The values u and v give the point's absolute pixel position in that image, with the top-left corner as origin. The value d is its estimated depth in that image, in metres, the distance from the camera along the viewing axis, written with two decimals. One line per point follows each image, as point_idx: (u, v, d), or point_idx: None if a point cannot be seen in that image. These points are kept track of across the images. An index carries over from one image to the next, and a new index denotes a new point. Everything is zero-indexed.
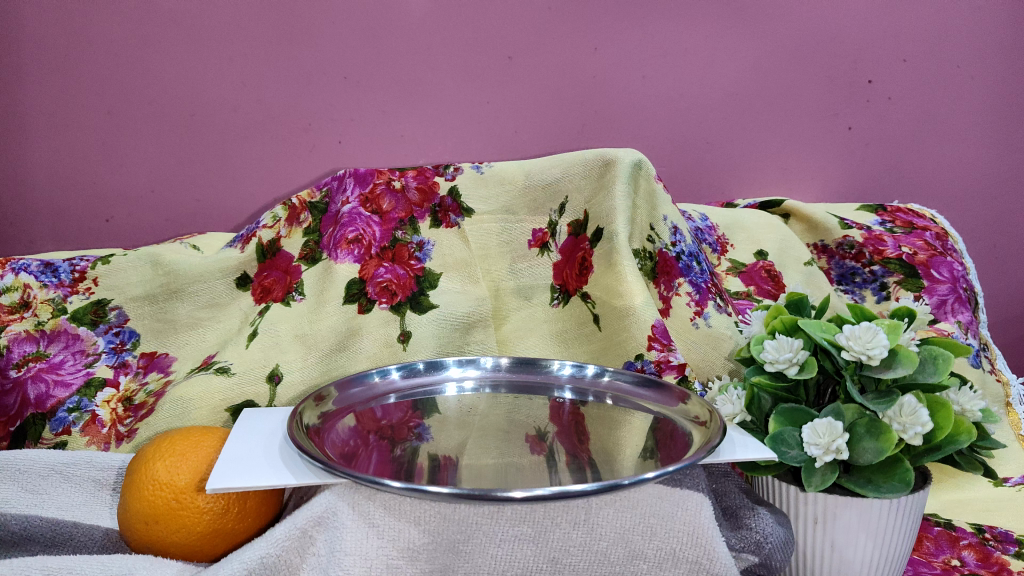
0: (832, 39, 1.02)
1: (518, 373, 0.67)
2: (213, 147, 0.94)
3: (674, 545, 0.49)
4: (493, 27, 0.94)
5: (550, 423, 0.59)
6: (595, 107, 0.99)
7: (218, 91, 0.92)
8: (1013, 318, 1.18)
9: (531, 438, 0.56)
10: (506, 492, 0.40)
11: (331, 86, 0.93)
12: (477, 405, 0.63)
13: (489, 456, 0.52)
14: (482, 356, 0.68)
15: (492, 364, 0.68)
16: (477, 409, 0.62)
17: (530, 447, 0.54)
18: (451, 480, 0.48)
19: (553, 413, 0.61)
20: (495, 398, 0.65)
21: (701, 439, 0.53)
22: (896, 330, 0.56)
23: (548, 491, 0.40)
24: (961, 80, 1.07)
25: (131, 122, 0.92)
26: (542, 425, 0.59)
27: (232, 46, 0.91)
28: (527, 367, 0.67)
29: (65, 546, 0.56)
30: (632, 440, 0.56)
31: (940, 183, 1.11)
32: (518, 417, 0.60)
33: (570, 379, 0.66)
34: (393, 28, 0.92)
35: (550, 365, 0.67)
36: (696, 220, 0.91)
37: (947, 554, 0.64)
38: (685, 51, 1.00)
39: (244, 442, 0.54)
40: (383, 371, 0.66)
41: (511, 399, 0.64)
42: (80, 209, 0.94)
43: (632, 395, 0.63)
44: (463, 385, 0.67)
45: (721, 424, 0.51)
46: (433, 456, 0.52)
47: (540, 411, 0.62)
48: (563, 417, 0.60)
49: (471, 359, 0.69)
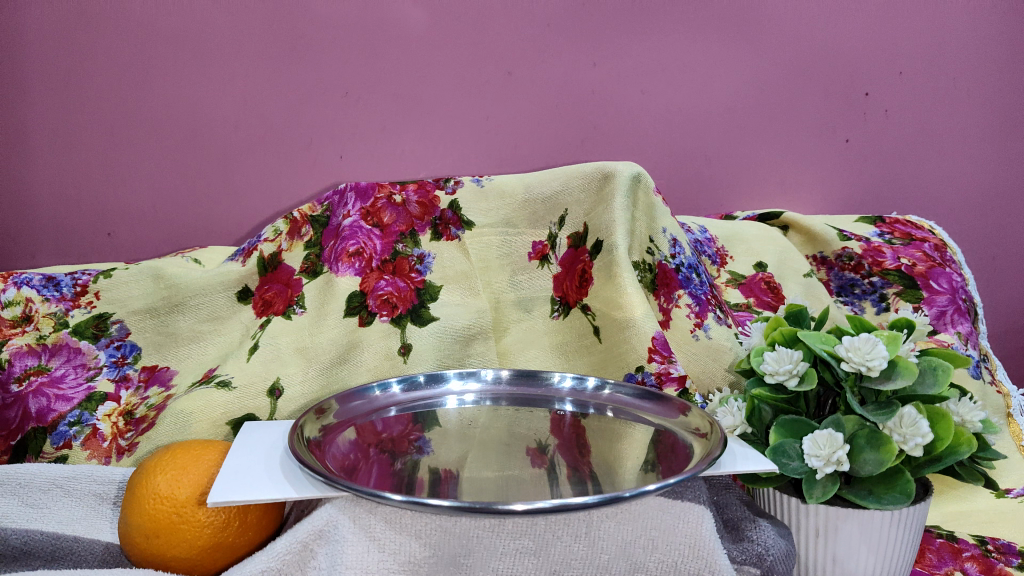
0: (829, 52, 1.03)
1: (518, 386, 0.68)
2: (214, 161, 0.94)
3: (675, 557, 0.49)
4: (493, 42, 0.95)
5: (551, 436, 0.59)
6: (595, 120, 1.00)
7: (220, 106, 0.93)
8: (1012, 329, 1.19)
9: (532, 450, 0.56)
10: (508, 505, 0.40)
11: (332, 100, 0.94)
12: (478, 418, 0.63)
13: (490, 469, 0.52)
14: (484, 369, 0.68)
15: (492, 376, 0.68)
16: (478, 423, 0.62)
17: (531, 460, 0.54)
18: (452, 493, 0.48)
19: (554, 426, 0.61)
20: (495, 410, 0.65)
21: (702, 451, 0.53)
22: (896, 341, 0.56)
23: (549, 504, 0.40)
24: (957, 92, 1.08)
25: (134, 137, 0.93)
26: (542, 438, 0.59)
27: (235, 61, 0.92)
28: (527, 380, 0.68)
29: (65, 560, 0.56)
30: (633, 452, 0.56)
31: (939, 195, 1.12)
32: (519, 430, 0.60)
33: (570, 393, 0.66)
34: (394, 43, 0.93)
35: (550, 378, 0.67)
36: (696, 232, 0.91)
37: (950, 566, 0.64)
38: (684, 64, 1.00)
39: (244, 455, 0.54)
40: (384, 384, 0.66)
41: (511, 411, 0.64)
42: (81, 223, 0.94)
43: (633, 407, 0.64)
44: (463, 398, 0.67)
45: (722, 437, 0.51)
46: (433, 469, 0.52)
47: (541, 423, 0.62)
48: (563, 430, 0.60)
49: (471, 372, 0.69)
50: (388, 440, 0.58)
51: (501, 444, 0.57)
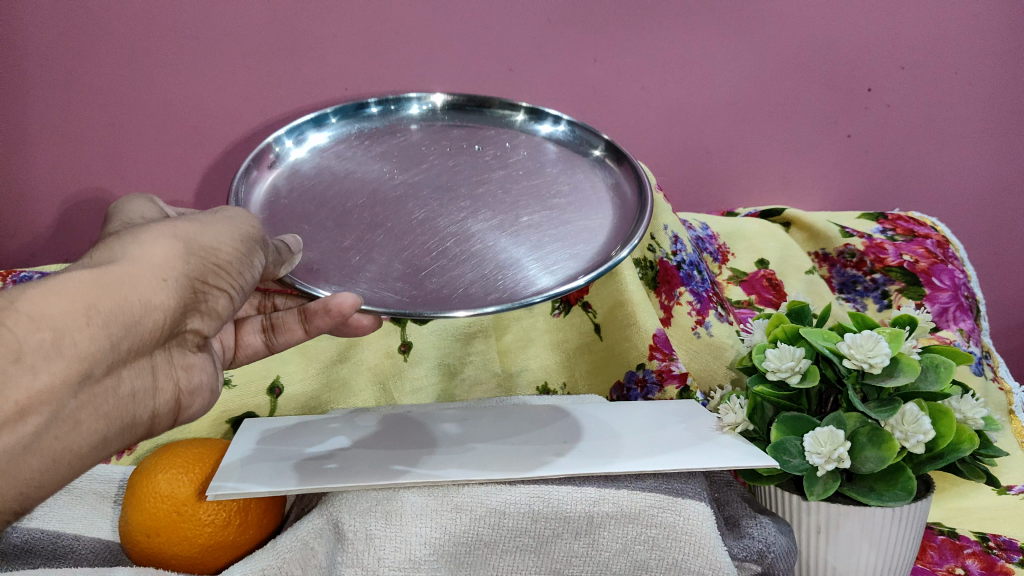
0: (833, 47, 1.00)
1: (452, 119, 0.66)
2: (190, 168, 0.85)
3: (677, 555, 0.50)
4: (492, 37, 0.88)
5: (487, 175, 0.60)
6: (595, 117, 0.96)
7: (193, 107, 0.83)
8: (1003, 318, 1.22)
9: (479, 199, 0.57)
10: (452, 312, 0.43)
11: (330, 97, 0.86)
12: (411, 142, 0.64)
13: (436, 213, 0.56)
14: (411, 99, 0.66)
15: (423, 110, 0.66)
16: (405, 160, 0.61)
17: (474, 198, 0.57)
18: (423, 261, 0.52)
19: (500, 159, 0.62)
20: (403, 148, 0.63)
21: (625, 217, 0.54)
22: (898, 338, 0.56)
23: (496, 307, 0.43)
24: (961, 86, 1.06)
25: (95, 145, 0.82)
26: (479, 180, 0.59)
27: (206, 62, 0.81)
28: (454, 115, 0.66)
29: (65, 558, 0.56)
30: (575, 191, 0.59)
31: (938, 189, 1.12)
32: (462, 173, 0.60)
33: (522, 133, 0.65)
34: (384, 34, 0.85)
35: (513, 117, 0.66)
36: (697, 229, 0.90)
37: (951, 564, 0.65)
38: (686, 61, 0.96)
39: (314, 450, 0.55)
40: (279, 139, 0.59)
41: (439, 151, 0.63)
42: (48, 243, 0.85)
43: (618, 178, 0.60)
44: (364, 126, 0.64)
45: (643, 220, 0.51)
46: (405, 205, 0.57)
47: (465, 158, 0.62)
48: (486, 164, 0.61)
49: (409, 99, 0.66)
50: (339, 180, 0.58)
51: (452, 187, 0.59)
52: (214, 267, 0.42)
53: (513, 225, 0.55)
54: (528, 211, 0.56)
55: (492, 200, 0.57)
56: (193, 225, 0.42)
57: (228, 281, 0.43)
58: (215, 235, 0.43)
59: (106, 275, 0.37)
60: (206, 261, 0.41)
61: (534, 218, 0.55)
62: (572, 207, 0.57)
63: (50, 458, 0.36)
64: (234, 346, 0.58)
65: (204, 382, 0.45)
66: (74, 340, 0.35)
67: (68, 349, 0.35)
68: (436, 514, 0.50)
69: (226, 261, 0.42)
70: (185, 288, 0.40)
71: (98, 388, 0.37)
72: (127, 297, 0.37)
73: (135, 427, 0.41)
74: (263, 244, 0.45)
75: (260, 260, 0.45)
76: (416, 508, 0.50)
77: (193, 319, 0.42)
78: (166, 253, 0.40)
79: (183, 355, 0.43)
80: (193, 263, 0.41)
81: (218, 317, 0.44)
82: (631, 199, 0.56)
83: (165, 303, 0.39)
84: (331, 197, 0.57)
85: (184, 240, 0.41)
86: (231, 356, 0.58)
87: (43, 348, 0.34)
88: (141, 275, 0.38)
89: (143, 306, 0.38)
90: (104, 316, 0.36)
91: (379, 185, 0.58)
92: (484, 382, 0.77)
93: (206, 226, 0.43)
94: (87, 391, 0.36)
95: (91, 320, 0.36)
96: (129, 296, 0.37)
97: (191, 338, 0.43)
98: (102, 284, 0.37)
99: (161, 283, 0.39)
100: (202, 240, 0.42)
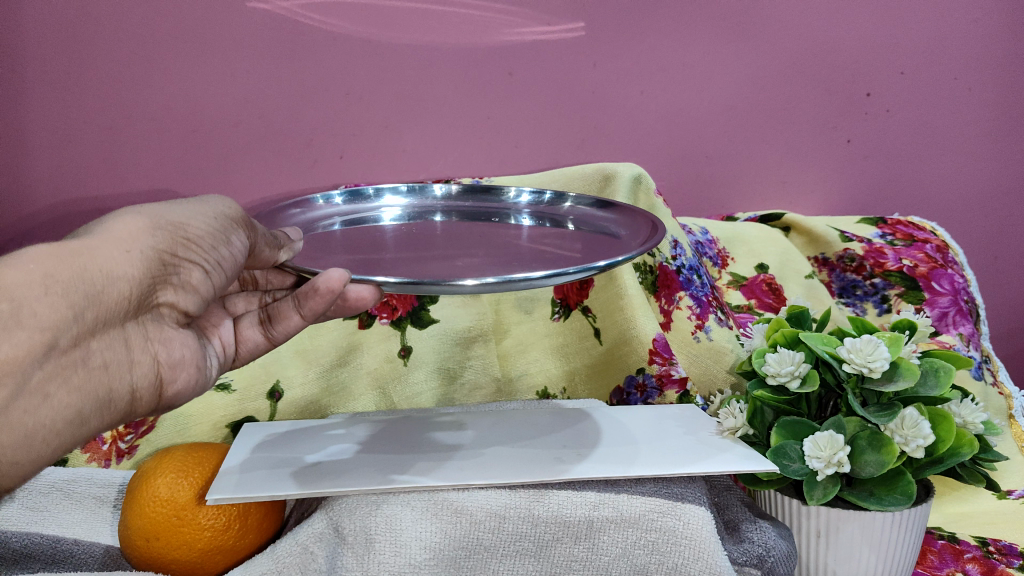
0: (832, 52, 1.01)
1: (468, 202, 0.69)
2: (190, 173, 0.85)
3: (676, 559, 0.50)
4: (493, 42, 0.89)
5: (512, 239, 0.61)
6: (595, 121, 0.96)
7: (194, 112, 0.83)
8: (1004, 323, 1.21)
9: (503, 251, 0.58)
10: (461, 282, 0.42)
11: (330, 102, 0.86)
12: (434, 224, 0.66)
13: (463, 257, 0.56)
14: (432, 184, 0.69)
15: (444, 192, 0.69)
16: (430, 235, 0.63)
17: (499, 249, 0.58)
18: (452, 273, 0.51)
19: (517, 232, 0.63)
20: (421, 225, 0.65)
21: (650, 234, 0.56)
22: (898, 342, 0.56)
23: (498, 278, 0.42)
24: (959, 91, 1.06)
25: (94, 149, 0.82)
26: (502, 242, 0.60)
27: (207, 67, 0.82)
28: (475, 201, 0.69)
29: (65, 563, 0.56)
30: (592, 240, 0.60)
31: (938, 195, 1.12)
32: (482, 237, 0.61)
33: (533, 212, 0.68)
34: (385, 40, 0.85)
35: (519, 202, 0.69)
36: (697, 233, 0.91)
37: (951, 568, 0.64)
38: (686, 66, 0.97)
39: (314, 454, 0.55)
40: (327, 197, 0.67)
41: (459, 227, 0.65)
42: None
43: (627, 221, 0.62)
44: (399, 209, 0.67)
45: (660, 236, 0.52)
46: (427, 255, 0.57)
47: (483, 230, 0.64)
48: (504, 233, 0.63)
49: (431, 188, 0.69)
50: (361, 243, 0.60)
51: (477, 245, 0.59)
52: (182, 240, 0.43)
53: (534, 262, 0.55)
54: (552, 254, 0.57)
55: (515, 250, 0.58)
56: (163, 205, 0.44)
57: (199, 256, 0.45)
58: (184, 214, 0.45)
59: (67, 248, 0.39)
60: (173, 235, 0.43)
61: (557, 258, 0.55)
62: (593, 248, 0.58)
63: (21, 432, 0.37)
64: (234, 341, 0.56)
65: (187, 356, 0.47)
66: (34, 310, 0.37)
67: (28, 319, 0.37)
68: (436, 517, 0.50)
69: (195, 234, 0.44)
70: (153, 260, 0.42)
71: (66, 359, 0.39)
72: (89, 267, 0.39)
73: (113, 402, 0.42)
74: (237, 221, 0.47)
75: (237, 238, 0.47)
76: (415, 513, 0.50)
77: (166, 292, 0.44)
78: (131, 228, 0.42)
79: (160, 330, 0.45)
80: (161, 237, 0.42)
81: (196, 290, 0.45)
82: (646, 227, 0.58)
83: (130, 274, 0.41)
84: (355, 250, 0.58)
85: (151, 217, 0.43)
86: (232, 354, 0.56)
87: (4, 321, 0.36)
88: (103, 248, 0.40)
89: (105, 276, 0.40)
90: (65, 285, 0.38)
91: (397, 245, 0.59)
92: (484, 386, 0.77)
93: (177, 206, 0.45)
94: (53, 361, 0.38)
95: (51, 290, 0.38)
96: (89, 266, 0.39)
97: (170, 313, 0.45)
98: (61, 256, 0.38)
99: (125, 253, 0.41)
100: (169, 217, 0.44)
